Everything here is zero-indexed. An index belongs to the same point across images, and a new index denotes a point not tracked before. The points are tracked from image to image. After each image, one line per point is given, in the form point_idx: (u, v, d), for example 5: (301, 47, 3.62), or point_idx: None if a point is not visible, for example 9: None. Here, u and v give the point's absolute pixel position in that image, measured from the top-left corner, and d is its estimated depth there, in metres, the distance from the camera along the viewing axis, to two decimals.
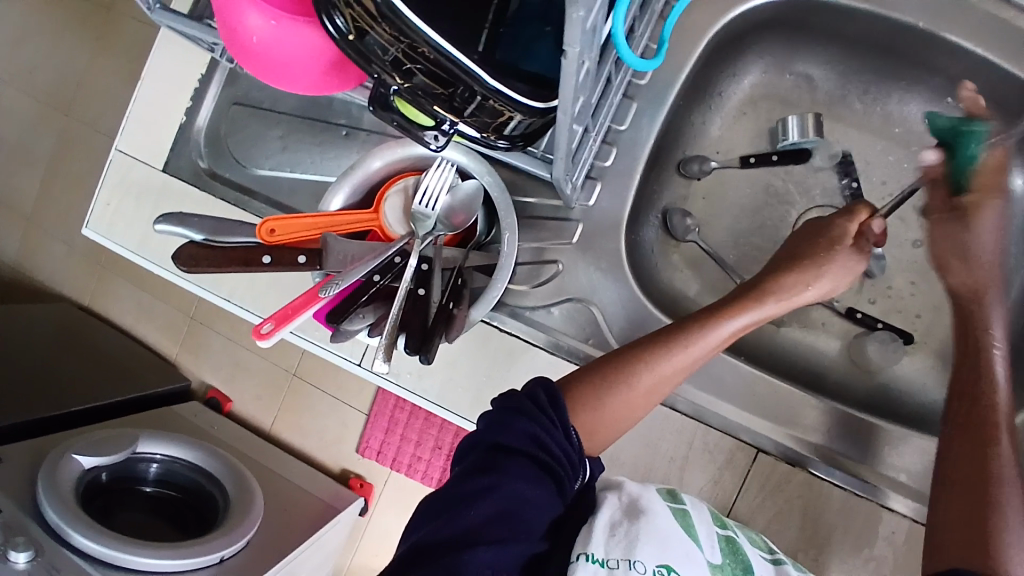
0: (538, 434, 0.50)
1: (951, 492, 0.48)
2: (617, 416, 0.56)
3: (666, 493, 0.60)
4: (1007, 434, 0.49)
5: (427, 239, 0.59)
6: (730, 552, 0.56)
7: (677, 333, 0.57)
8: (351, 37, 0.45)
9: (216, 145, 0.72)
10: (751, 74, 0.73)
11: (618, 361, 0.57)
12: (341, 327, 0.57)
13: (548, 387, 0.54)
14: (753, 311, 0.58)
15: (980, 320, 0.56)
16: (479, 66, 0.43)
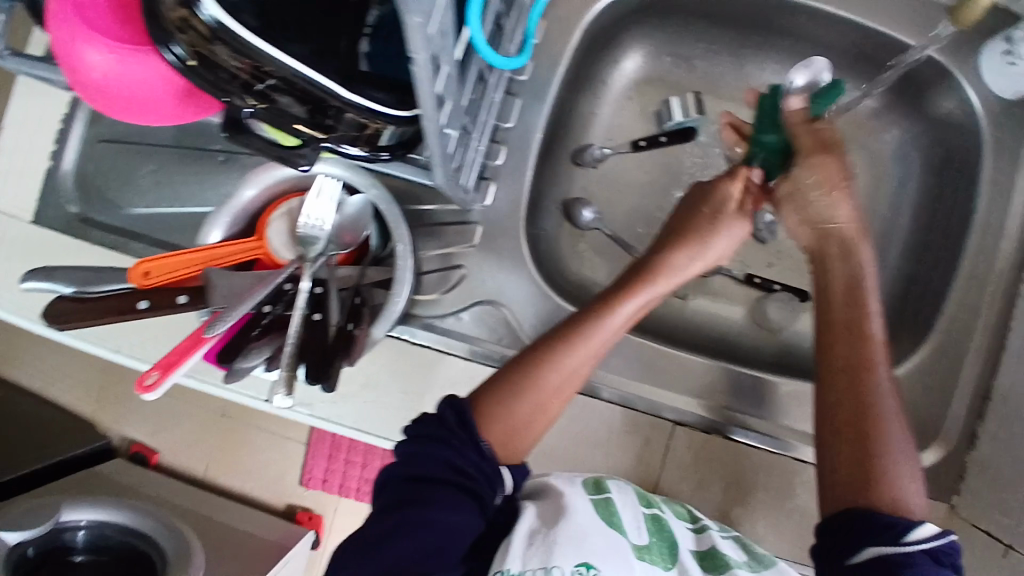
0: (452, 458, 0.52)
1: (843, 436, 0.52)
2: (529, 420, 0.57)
3: (591, 481, 0.62)
4: (882, 379, 0.53)
5: (319, 260, 0.57)
6: (656, 531, 0.59)
7: (577, 325, 0.59)
8: (192, 63, 0.43)
9: (86, 188, 0.66)
10: (632, 58, 0.74)
11: (525, 363, 0.58)
12: (234, 365, 0.53)
13: (457, 405, 0.55)
14: (645, 292, 0.61)
15: (851, 261, 0.58)
16: (330, 80, 0.42)
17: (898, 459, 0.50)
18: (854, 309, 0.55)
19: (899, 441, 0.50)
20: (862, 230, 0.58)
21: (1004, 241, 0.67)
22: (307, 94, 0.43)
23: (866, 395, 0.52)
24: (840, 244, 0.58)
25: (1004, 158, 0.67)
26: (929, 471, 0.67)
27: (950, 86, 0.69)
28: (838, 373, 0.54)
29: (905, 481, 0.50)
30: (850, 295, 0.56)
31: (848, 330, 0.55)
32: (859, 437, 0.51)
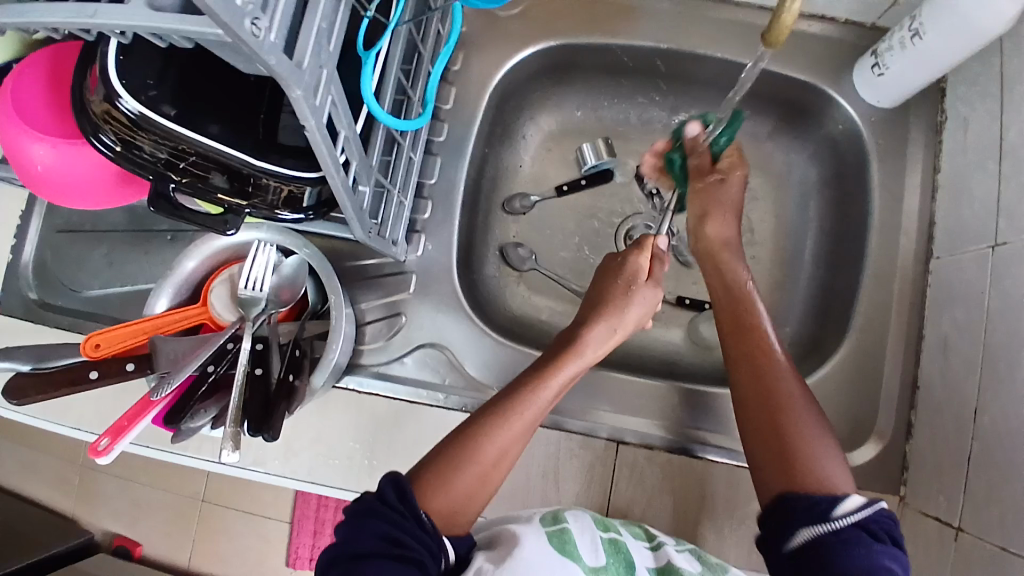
0: (390, 532, 0.51)
1: (758, 437, 0.57)
2: (470, 493, 0.57)
3: (548, 515, 0.63)
4: (781, 366, 0.60)
5: (260, 319, 0.61)
6: (612, 552, 0.61)
7: (511, 398, 0.61)
8: (119, 149, 0.47)
9: (45, 276, 0.71)
10: (545, 113, 0.81)
11: (465, 435, 0.59)
12: (182, 426, 0.56)
13: (396, 480, 0.54)
14: (573, 362, 0.64)
15: (732, 275, 0.67)
16: (240, 150, 0.48)
17: (809, 432, 0.56)
18: (742, 315, 0.64)
19: (808, 422, 0.56)
20: (731, 244, 0.69)
21: (902, 238, 0.73)
22: (223, 163, 0.48)
23: (765, 379, 0.59)
24: (709, 254, 0.69)
25: (889, 163, 0.74)
26: (870, 466, 0.70)
27: (830, 104, 0.76)
28: (740, 367, 0.61)
29: (819, 451, 0.55)
30: (734, 309, 0.65)
31: (738, 329, 0.64)
32: (770, 418, 0.57)
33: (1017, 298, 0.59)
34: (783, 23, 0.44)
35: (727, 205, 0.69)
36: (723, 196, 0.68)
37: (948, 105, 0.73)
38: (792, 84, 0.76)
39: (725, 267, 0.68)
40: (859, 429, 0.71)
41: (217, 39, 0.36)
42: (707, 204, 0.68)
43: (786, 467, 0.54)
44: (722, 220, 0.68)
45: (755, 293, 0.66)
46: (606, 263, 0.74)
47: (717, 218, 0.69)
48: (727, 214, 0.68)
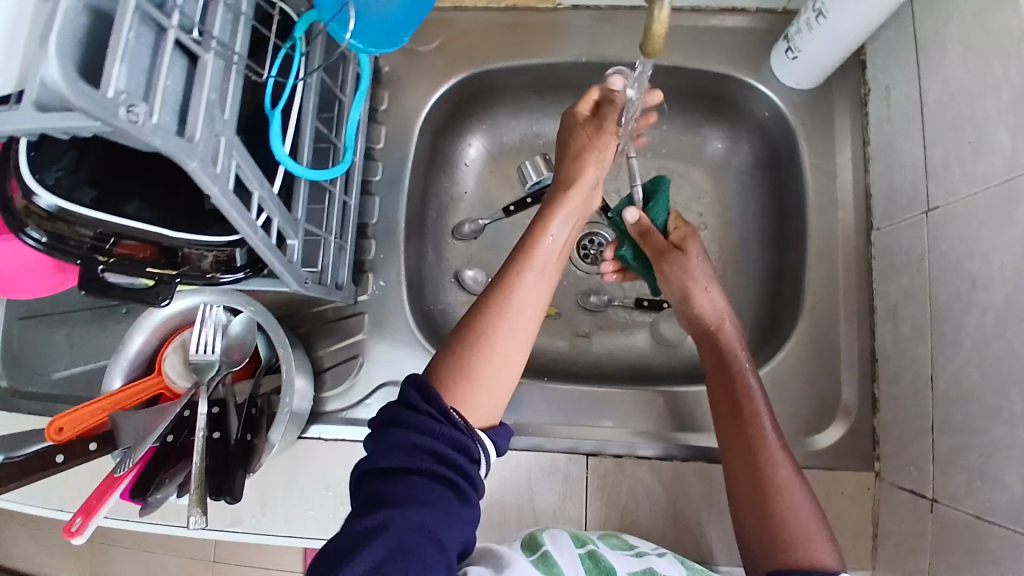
0: (422, 441, 0.47)
1: (755, 523, 0.60)
2: (494, 377, 0.53)
3: (528, 542, 0.63)
4: (777, 448, 0.62)
5: (214, 381, 0.62)
6: (594, 568, 0.61)
7: (508, 270, 0.57)
8: (46, 241, 0.48)
9: (11, 364, 0.73)
10: (482, 137, 0.83)
11: (471, 322, 0.55)
12: (149, 498, 0.57)
13: (419, 381, 0.50)
14: (562, 213, 0.61)
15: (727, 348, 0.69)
16: (160, 225, 0.49)
17: (801, 517, 0.58)
18: (739, 400, 0.65)
19: (802, 509, 0.59)
20: (725, 314, 0.71)
21: (840, 214, 0.74)
22: (146, 241, 0.50)
23: (761, 467, 0.61)
24: (706, 330, 0.72)
25: (818, 144, 0.75)
26: (840, 444, 0.69)
27: (754, 92, 0.77)
28: (735, 449, 0.63)
29: (812, 535, 0.57)
30: (727, 382, 0.67)
31: (733, 406, 0.65)
32: (763, 508, 0.60)
33: (954, 259, 0.59)
34: (656, 33, 0.46)
35: (702, 276, 0.72)
36: (695, 266, 0.72)
37: (869, 76, 0.74)
38: (715, 77, 0.77)
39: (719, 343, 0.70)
40: (824, 410, 0.71)
41: (101, 129, 0.37)
42: (681, 283, 0.72)
43: (778, 552, 0.57)
44: (706, 292, 0.71)
45: (750, 371, 0.67)
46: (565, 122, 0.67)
47: (700, 290, 0.71)
48: (707, 283, 0.72)
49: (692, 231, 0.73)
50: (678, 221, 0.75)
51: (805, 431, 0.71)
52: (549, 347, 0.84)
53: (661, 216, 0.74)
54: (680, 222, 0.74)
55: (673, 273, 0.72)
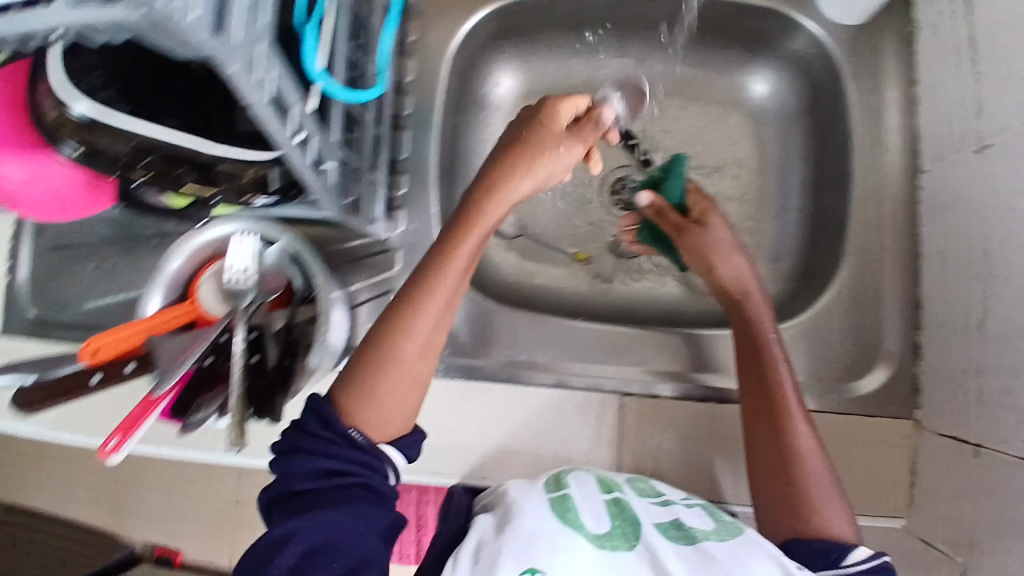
0: (325, 462, 0.48)
1: (769, 488, 0.62)
2: (400, 398, 0.51)
3: (551, 480, 0.63)
4: (800, 414, 0.62)
5: (250, 308, 0.62)
6: (617, 515, 0.60)
7: (415, 279, 0.52)
8: (83, 151, 0.47)
9: (42, 296, 0.74)
10: (512, 75, 0.78)
11: (375, 337, 0.51)
12: (190, 419, 0.57)
13: (316, 407, 0.50)
14: (489, 220, 0.53)
15: (754, 315, 0.67)
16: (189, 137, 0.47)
17: (822, 489, 0.60)
18: (765, 380, 0.64)
19: (821, 469, 0.61)
20: (750, 289, 0.68)
21: (887, 157, 0.71)
22: (179, 157, 0.48)
23: (783, 442, 0.62)
24: (731, 298, 0.69)
25: (865, 83, 0.72)
26: (880, 390, 0.68)
27: (796, 30, 0.74)
28: (755, 420, 0.64)
29: (829, 505, 0.59)
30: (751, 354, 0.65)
31: (757, 378, 0.64)
32: (785, 482, 0.61)
33: (1003, 199, 0.57)
34: None
35: (726, 246, 0.69)
36: (717, 239, 0.69)
37: (918, 14, 0.71)
38: (759, 14, 0.73)
39: (744, 312, 0.67)
40: (866, 355, 0.69)
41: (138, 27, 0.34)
42: (705, 255, 0.69)
43: (790, 510, 0.60)
44: (730, 262, 0.68)
45: (777, 343, 0.65)
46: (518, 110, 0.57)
47: (724, 261, 0.69)
48: (729, 252, 0.69)
49: (711, 205, 0.70)
50: (697, 197, 0.72)
51: (846, 377, 0.69)
52: (572, 292, 0.79)
53: (677, 192, 0.71)
54: (699, 198, 0.71)
55: (696, 247, 0.69)
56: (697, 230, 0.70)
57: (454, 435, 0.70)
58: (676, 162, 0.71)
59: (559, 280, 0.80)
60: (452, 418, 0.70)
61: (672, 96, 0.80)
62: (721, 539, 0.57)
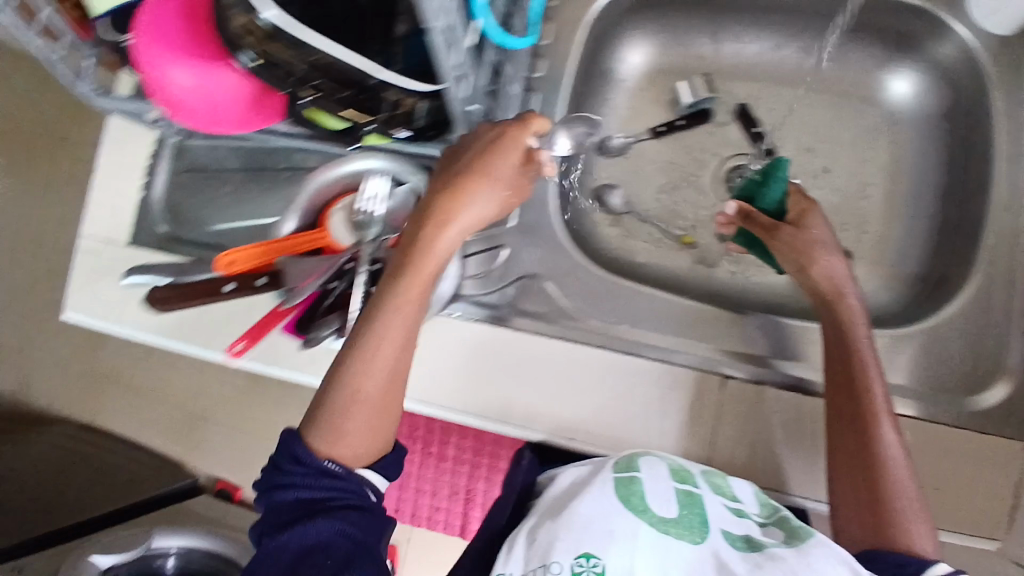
0: (302, 493, 0.53)
1: (851, 496, 0.59)
2: (373, 430, 0.56)
3: (620, 461, 0.59)
4: (888, 419, 0.60)
5: (375, 243, 0.65)
6: (687, 503, 0.56)
7: (371, 324, 0.56)
8: (260, 63, 0.50)
9: (176, 213, 0.80)
10: (642, 52, 0.78)
11: (342, 377, 0.56)
12: (311, 335, 0.63)
13: (288, 446, 0.55)
14: (440, 256, 0.58)
15: (844, 317, 0.64)
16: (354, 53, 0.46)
17: (908, 501, 0.57)
18: (853, 380, 0.61)
19: (907, 481, 0.58)
20: (845, 289, 0.66)
21: None
22: (348, 79, 0.49)
23: (870, 447, 0.59)
24: (824, 300, 0.66)
25: (1014, 92, 0.70)
26: (998, 407, 0.66)
27: (944, 32, 0.72)
28: (837, 425, 0.61)
29: (914, 518, 0.57)
30: (842, 354, 0.63)
31: (846, 382, 0.61)
32: (867, 487, 0.58)
33: None
34: None
35: (822, 245, 0.68)
36: (814, 238, 0.68)
37: None
38: (906, 13, 0.72)
39: (837, 314, 0.65)
40: (986, 370, 0.67)
41: None
42: (799, 255, 0.67)
43: (874, 519, 0.57)
44: (826, 261, 0.67)
45: (869, 347, 0.63)
46: (476, 131, 0.61)
47: (818, 261, 0.67)
48: (826, 253, 0.67)
49: (813, 206, 0.69)
50: (797, 197, 0.71)
51: (964, 390, 0.66)
52: (673, 272, 0.78)
53: (779, 189, 0.70)
54: (800, 198, 0.70)
55: (789, 246, 0.68)
56: (791, 229, 0.68)
57: (532, 396, 0.68)
58: (777, 164, 0.70)
59: (661, 259, 0.78)
60: (530, 376, 0.68)
61: (802, 90, 0.79)
62: (792, 546, 0.51)
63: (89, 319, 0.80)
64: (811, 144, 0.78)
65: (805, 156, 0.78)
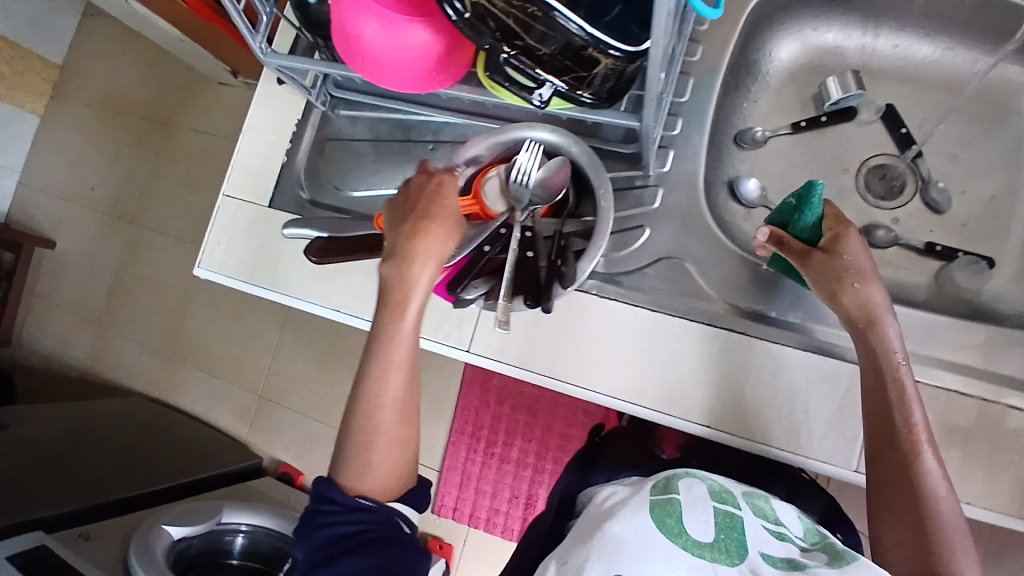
0: (341, 531, 0.56)
1: (895, 532, 0.55)
2: (395, 461, 0.60)
3: (659, 483, 0.54)
4: (931, 447, 0.57)
5: (526, 212, 0.67)
6: (726, 526, 0.49)
7: (373, 363, 0.61)
8: (468, 15, 0.50)
9: (316, 178, 0.83)
10: (788, 48, 0.79)
11: (358, 419, 0.60)
12: (460, 297, 0.65)
13: (322, 491, 0.59)
14: (416, 295, 0.61)
15: (880, 347, 0.60)
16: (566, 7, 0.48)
17: (957, 535, 0.53)
18: (891, 410, 0.58)
19: (954, 516, 0.54)
20: (880, 313, 0.61)
21: None
22: (556, 33, 0.50)
23: (913, 477, 0.56)
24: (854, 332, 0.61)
25: None
26: None
27: None
28: (876, 454, 0.58)
29: (961, 553, 0.53)
30: (876, 377, 0.60)
31: (883, 413, 0.59)
32: (909, 510, 0.55)
33: None
34: None
35: (853, 273, 0.62)
36: (848, 263, 0.62)
37: None
38: None
39: (878, 349, 0.60)
40: None
41: None
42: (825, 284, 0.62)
43: (921, 556, 0.53)
44: (858, 288, 0.61)
45: (909, 369, 0.59)
46: (412, 181, 0.65)
47: (849, 288, 0.61)
48: (859, 279, 0.61)
49: (850, 229, 0.63)
50: (834, 219, 0.65)
51: None
52: None
53: (815, 212, 0.64)
54: (836, 220, 0.64)
55: (816, 272, 0.62)
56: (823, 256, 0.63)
57: (586, 352, 0.70)
58: (810, 191, 0.63)
59: None
60: (584, 339, 0.70)
61: (949, 95, 0.78)
62: (833, 566, 0.46)
63: (221, 278, 0.82)
64: (957, 149, 0.78)
65: (948, 161, 0.78)
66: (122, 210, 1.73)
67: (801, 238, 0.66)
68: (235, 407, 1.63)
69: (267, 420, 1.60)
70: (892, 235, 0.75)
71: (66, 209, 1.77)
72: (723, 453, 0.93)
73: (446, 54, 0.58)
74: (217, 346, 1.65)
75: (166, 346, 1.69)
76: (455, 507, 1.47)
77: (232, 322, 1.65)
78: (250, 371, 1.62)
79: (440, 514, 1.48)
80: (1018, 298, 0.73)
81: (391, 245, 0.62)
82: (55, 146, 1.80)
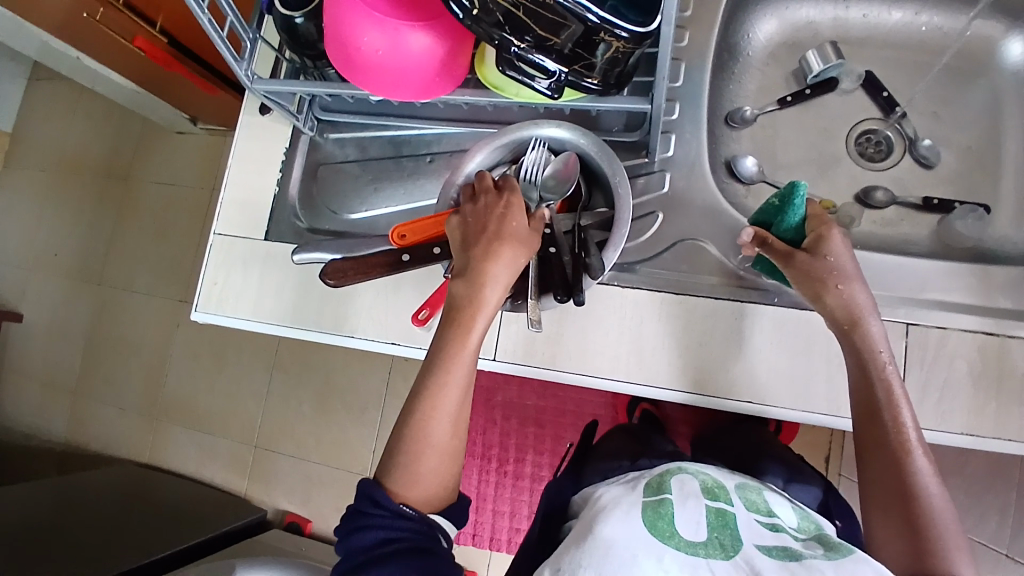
0: (381, 535, 0.52)
1: (889, 527, 0.56)
2: (440, 476, 0.57)
3: (652, 485, 0.55)
4: (921, 448, 0.57)
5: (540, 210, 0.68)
6: (717, 525, 0.48)
7: (429, 380, 0.58)
8: (476, 11, 0.51)
9: (311, 204, 0.81)
10: (765, 28, 0.82)
11: (404, 430, 0.57)
12: None
13: (367, 490, 0.55)
14: (478, 324, 0.59)
15: (866, 353, 0.60)
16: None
17: (950, 529, 0.54)
18: (879, 410, 0.58)
19: (946, 511, 0.55)
20: (863, 314, 0.60)
21: None
22: (566, 21, 0.50)
23: (906, 469, 0.56)
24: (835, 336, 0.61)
25: None
26: None
27: None
28: (869, 455, 0.58)
29: (954, 544, 0.53)
30: (861, 380, 0.60)
31: (869, 416, 0.59)
32: (900, 506, 0.55)
33: None
34: None
35: (840, 273, 0.61)
36: (831, 266, 0.61)
37: None
38: None
39: (865, 354, 0.60)
40: None
41: None
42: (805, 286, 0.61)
43: (921, 544, 0.53)
44: (840, 292, 0.61)
45: (893, 369, 0.59)
46: (480, 199, 0.62)
47: (832, 290, 0.61)
48: (842, 280, 0.61)
49: (832, 230, 0.62)
50: (816, 220, 0.64)
51: None
52: None
53: (798, 213, 0.64)
54: (818, 222, 0.63)
55: (798, 274, 0.62)
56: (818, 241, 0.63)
57: (612, 345, 0.69)
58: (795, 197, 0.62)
59: None
60: (592, 333, 0.69)
61: (921, 56, 0.81)
62: (829, 558, 0.44)
63: (219, 318, 0.79)
64: (936, 107, 0.80)
65: (931, 120, 0.80)
66: (87, 271, 1.66)
67: (784, 237, 0.66)
68: (228, 461, 1.56)
69: (265, 471, 1.54)
70: (891, 194, 0.77)
71: (29, 276, 1.70)
72: (748, 435, 0.92)
73: (448, 56, 0.58)
74: (205, 399, 1.59)
75: (149, 407, 1.61)
76: (475, 532, 1.41)
77: (219, 373, 1.59)
78: (242, 421, 1.56)
79: (461, 542, 1.41)
80: (1021, 240, 0.74)
81: (462, 265, 0.60)
82: (11, 213, 1.73)
